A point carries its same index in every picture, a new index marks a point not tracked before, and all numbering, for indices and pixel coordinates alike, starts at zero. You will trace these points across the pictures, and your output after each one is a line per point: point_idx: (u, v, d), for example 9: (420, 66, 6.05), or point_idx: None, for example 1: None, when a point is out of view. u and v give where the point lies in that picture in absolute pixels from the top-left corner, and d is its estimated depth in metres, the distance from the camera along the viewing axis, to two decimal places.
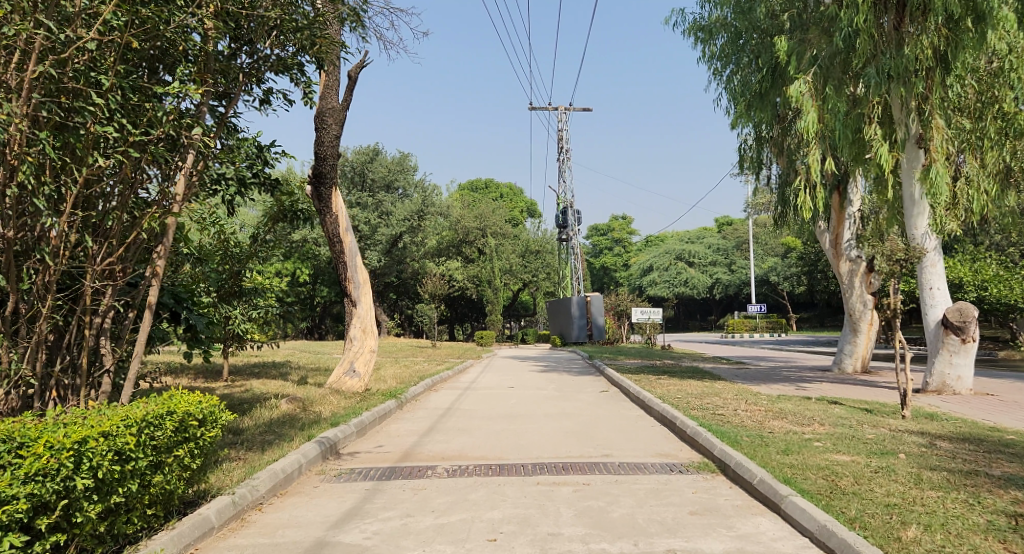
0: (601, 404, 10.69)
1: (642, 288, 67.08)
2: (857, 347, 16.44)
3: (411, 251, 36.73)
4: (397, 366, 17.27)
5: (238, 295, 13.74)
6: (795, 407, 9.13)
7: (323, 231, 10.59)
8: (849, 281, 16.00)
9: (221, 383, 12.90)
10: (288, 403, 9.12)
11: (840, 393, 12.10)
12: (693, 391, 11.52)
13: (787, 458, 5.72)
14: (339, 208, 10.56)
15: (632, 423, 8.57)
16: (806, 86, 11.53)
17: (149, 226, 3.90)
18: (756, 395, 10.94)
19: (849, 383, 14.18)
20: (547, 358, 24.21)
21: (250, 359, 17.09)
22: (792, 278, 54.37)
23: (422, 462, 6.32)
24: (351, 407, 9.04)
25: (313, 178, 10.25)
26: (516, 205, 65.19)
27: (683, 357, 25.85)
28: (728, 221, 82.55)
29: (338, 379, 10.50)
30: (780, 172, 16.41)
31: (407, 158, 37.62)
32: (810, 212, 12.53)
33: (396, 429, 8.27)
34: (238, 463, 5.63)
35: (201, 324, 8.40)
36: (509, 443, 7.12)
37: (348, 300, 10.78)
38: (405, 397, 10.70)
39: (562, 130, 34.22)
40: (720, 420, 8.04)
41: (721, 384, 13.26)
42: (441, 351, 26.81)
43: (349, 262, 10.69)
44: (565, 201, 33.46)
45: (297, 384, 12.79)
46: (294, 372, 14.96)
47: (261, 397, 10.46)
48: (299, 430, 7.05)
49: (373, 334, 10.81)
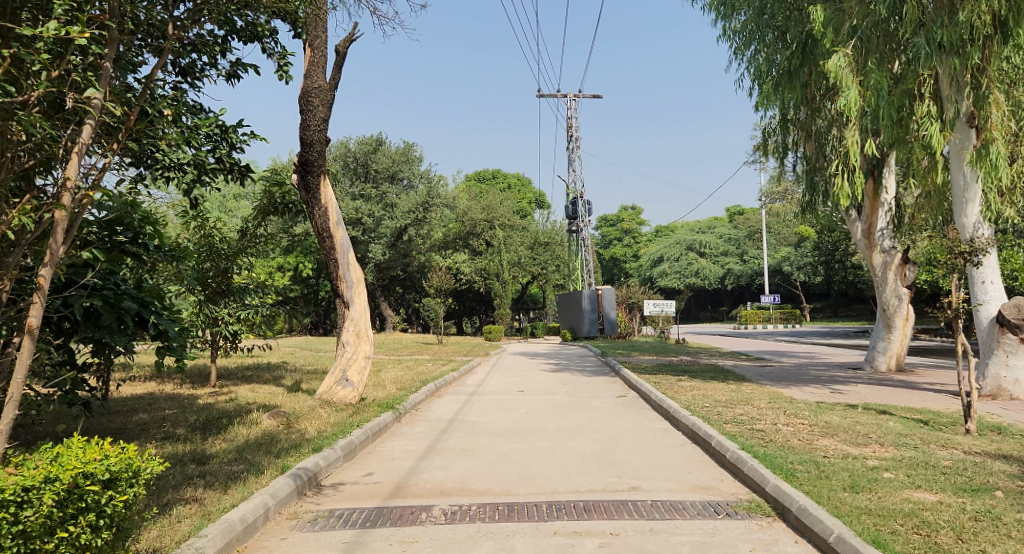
0: (621, 415, 9.66)
1: (652, 280, 65.96)
2: (891, 344, 15.33)
3: (417, 244, 35.83)
4: (400, 368, 16.30)
5: (226, 295, 12.76)
6: (843, 420, 8.06)
7: (311, 225, 9.56)
8: (882, 274, 14.92)
9: (208, 389, 11.95)
10: (270, 418, 8.12)
11: (882, 398, 10.98)
12: (722, 398, 10.43)
13: (860, 500, 4.65)
14: (329, 199, 9.51)
15: (657, 442, 7.55)
16: (846, 60, 10.35)
17: (20, 221, 2.90)
18: (792, 402, 9.88)
19: (887, 385, 13.07)
20: (558, 356, 23.16)
21: (245, 361, 16.19)
22: (807, 267, 53.11)
23: (416, 500, 5.33)
24: (341, 423, 8.04)
25: (299, 165, 9.24)
26: (524, 195, 64.39)
27: (700, 352, 24.77)
28: (740, 211, 81.34)
29: (329, 388, 9.48)
30: (808, 157, 15.29)
31: (412, 148, 36.63)
32: (847, 200, 11.39)
33: (391, 451, 7.25)
34: (192, 510, 4.64)
35: (173, 331, 7.51)
36: (519, 472, 6.12)
37: (340, 301, 9.75)
38: (405, 408, 9.74)
39: (571, 118, 33.18)
40: (761, 439, 6.97)
41: (748, 388, 12.21)
42: (448, 348, 25.83)
43: (340, 259, 9.66)
44: (574, 191, 32.40)
45: (290, 391, 11.84)
46: (289, 375, 14.02)
47: (245, 409, 9.49)
48: (275, 457, 6.07)
49: (368, 339, 9.76)
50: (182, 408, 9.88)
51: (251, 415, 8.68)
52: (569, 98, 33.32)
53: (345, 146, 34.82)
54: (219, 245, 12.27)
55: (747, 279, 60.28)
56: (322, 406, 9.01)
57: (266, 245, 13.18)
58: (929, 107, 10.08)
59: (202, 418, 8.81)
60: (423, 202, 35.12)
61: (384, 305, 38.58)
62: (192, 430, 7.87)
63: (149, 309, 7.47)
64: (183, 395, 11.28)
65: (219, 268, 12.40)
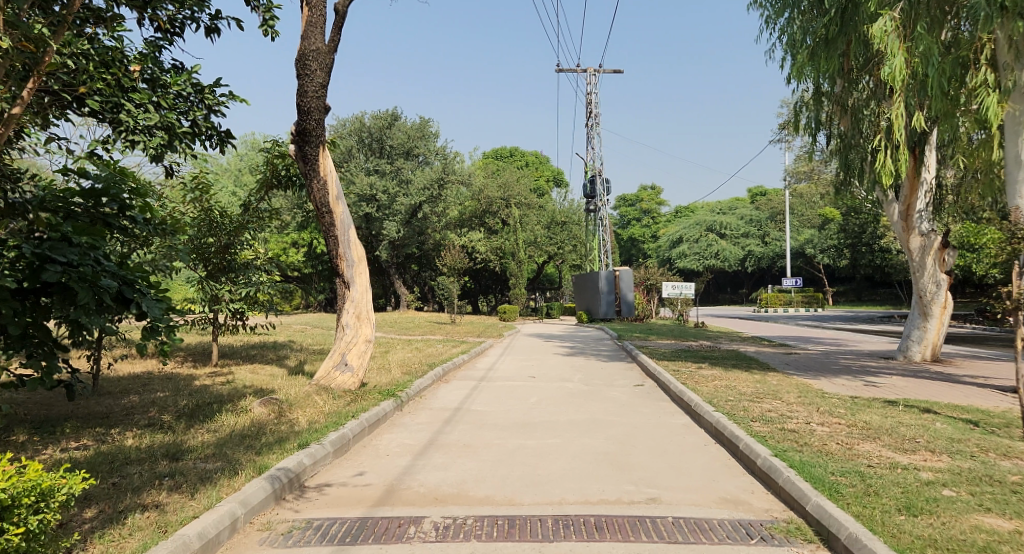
0: (640, 407, 8.99)
1: (671, 261, 64.94)
2: (927, 333, 14.56)
3: (433, 222, 35.33)
4: (410, 349, 15.75)
5: (228, 271, 12.17)
6: (884, 420, 7.34)
7: (309, 199, 8.93)
8: (920, 259, 14.15)
9: (207, 369, 11.42)
10: (262, 406, 7.51)
11: (921, 392, 10.26)
12: (748, 391, 9.72)
13: (920, 527, 3.96)
14: (328, 171, 8.87)
15: (677, 441, 6.90)
16: (892, 23, 9.51)
17: None
18: (825, 397, 9.16)
19: (924, 377, 12.26)
20: (573, 338, 22.50)
21: (250, 339, 15.71)
22: (830, 250, 51.86)
23: (407, 509, 4.73)
24: (336, 413, 7.44)
25: (296, 135, 8.59)
26: (542, 173, 63.43)
27: (720, 336, 24.00)
28: (762, 191, 79.96)
29: (327, 373, 8.91)
30: (843, 133, 14.41)
31: (427, 124, 35.81)
32: (891, 178, 10.49)
33: (387, 447, 6.64)
34: (148, 520, 4.04)
35: (158, 315, 6.69)
36: (524, 477, 5.52)
37: (340, 281, 9.13)
38: (408, 395, 9.15)
39: (591, 93, 32.24)
40: (795, 442, 6.28)
41: (775, 378, 11.51)
42: (461, 328, 25.25)
43: (341, 236, 9.04)
44: (593, 169, 31.57)
45: (291, 373, 11.28)
46: (294, 356, 13.47)
47: (241, 393, 8.90)
48: (255, 453, 5.47)
49: (369, 322, 9.15)
50: (176, 389, 9.33)
51: (244, 400, 8.10)
52: (589, 73, 32.35)
53: (360, 121, 34.16)
54: (218, 219, 11.67)
55: (768, 261, 59.12)
56: (319, 393, 8.41)
57: (270, 221, 12.57)
58: (987, 75, 9.29)
59: (194, 401, 8.25)
60: (439, 179, 34.48)
61: (399, 283, 38.07)
62: (177, 416, 7.29)
63: (133, 289, 6.73)
64: (180, 375, 10.75)
65: (221, 243, 11.81)
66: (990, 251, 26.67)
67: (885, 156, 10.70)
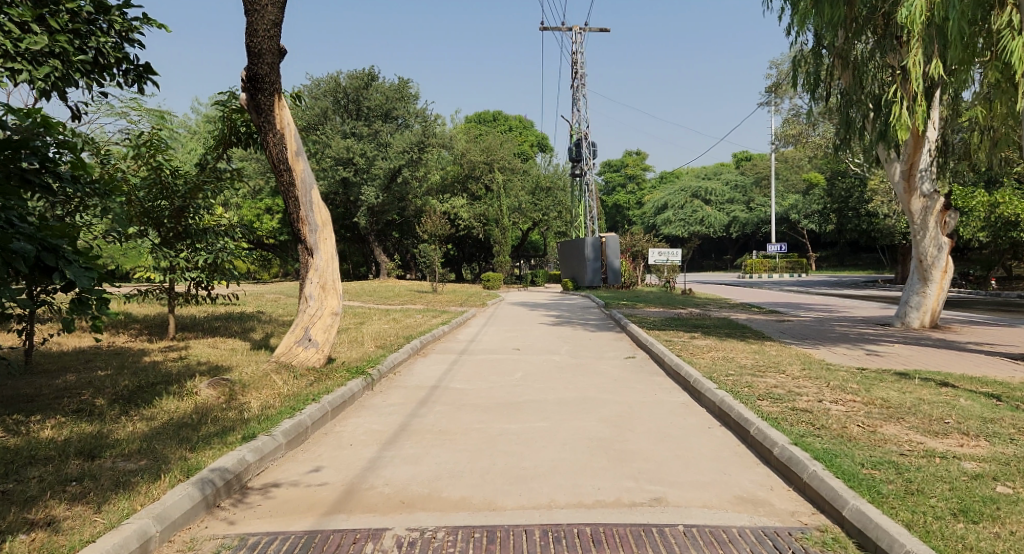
0: (633, 384, 8.24)
1: (654, 227, 64.28)
2: (926, 299, 13.98)
3: (413, 187, 34.27)
4: (387, 320, 14.91)
5: (184, 238, 11.19)
6: (902, 396, 6.67)
7: (265, 156, 8.00)
8: (922, 221, 13.60)
9: (163, 344, 10.53)
10: (210, 388, 6.65)
11: (929, 362, 9.65)
12: (748, 364, 9.02)
13: (989, 542, 3.25)
14: (285, 123, 7.91)
15: (677, 424, 6.19)
16: None
17: None
18: (831, 369, 8.50)
19: (928, 345, 11.64)
20: (559, 307, 21.73)
21: (215, 309, 14.77)
22: (815, 215, 51.37)
23: (364, 518, 3.96)
24: (296, 395, 6.60)
25: (247, 83, 7.62)
26: (526, 138, 62.04)
27: (708, 303, 23.39)
28: (746, 156, 79.36)
29: (289, 349, 8.03)
30: (844, 90, 13.70)
31: (406, 85, 34.42)
32: (905, 131, 9.73)
33: (351, 436, 5.86)
34: (31, 545, 3.22)
35: (88, 286, 5.69)
36: (508, 472, 4.78)
37: (302, 247, 8.24)
38: (379, 371, 8.36)
39: (576, 52, 31.09)
40: (811, 425, 5.57)
41: (773, 348, 10.87)
42: (442, 297, 24.46)
43: (302, 197, 8.12)
44: (578, 132, 30.57)
45: (255, 348, 10.42)
46: (261, 329, 12.59)
47: (193, 371, 8.04)
48: (190, 449, 4.64)
49: (336, 293, 8.28)
50: (121, 366, 8.45)
51: (194, 380, 7.25)
52: (575, 31, 31.14)
53: (336, 81, 32.70)
54: (171, 179, 10.63)
55: (753, 227, 58.81)
56: (279, 372, 7.56)
57: (231, 182, 11.58)
58: (1012, 14, 8.51)
59: (138, 380, 7.39)
60: (419, 142, 33.31)
61: (379, 251, 37.07)
62: (113, 400, 6.38)
63: (56, 254, 5.69)
64: (131, 350, 9.85)
65: (175, 207, 10.81)
66: (979, 215, 26.14)
67: (900, 108, 9.87)
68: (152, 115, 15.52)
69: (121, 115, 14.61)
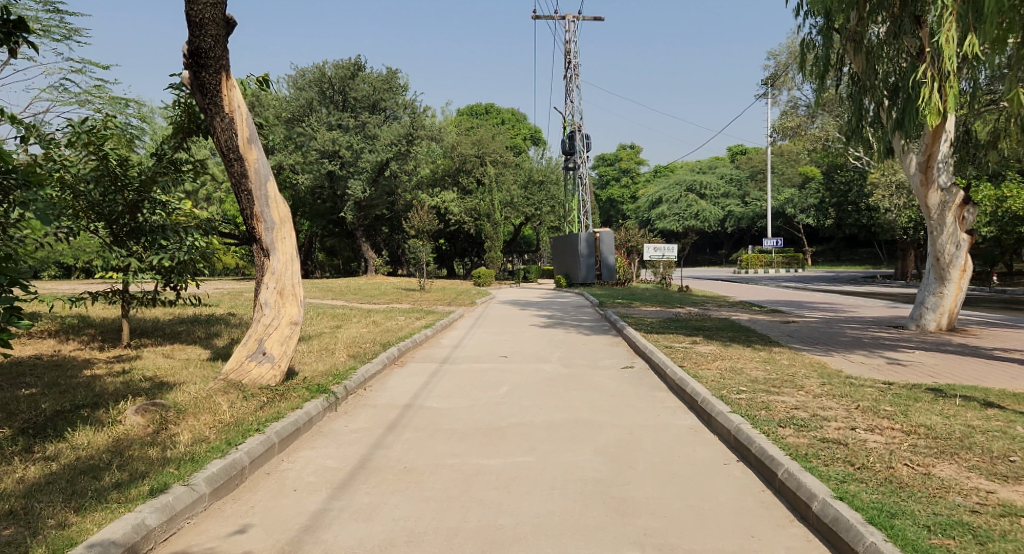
0: (634, 402, 7.28)
1: (649, 222, 63.40)
2: (943, 300, 13.09)
3: (401, 180, 33.25)
4: (368, 323, 13.94)
5: (139, 235, 10.10)
6: (947, 422, 5.75)
7: (213, 143, 6.99)
8: (939, 217, 12.75)
9: (112, 352, 9.54)
10: (138, 415, 5.66)
11: (958, 372, 8.77)
12: (760, 377, 8.07)
13: None
14: (235, 105, 6.90)
15: (687, 458, 5.26)
16: None
17: None
18: (854, 384, 7.58)
19: (950, 351, 10.69)
20: (551, 306, 20.73)
21: (181, 311, 13.76)
22: (812, 210, 50.53)
23: None
24: (238, 423, 5.61)
25: (189, 58, 6.60)
26: (519, 131, 61.02)
27: (707, 301, 22.43)
28: (742, 150, 78.51)
29: (239, 365, 7.02)
30: (856, 75, 12.86)
31: (395, 75, 33.32)
32: (937, 116, 8.86)
33: (297, 477, 4.88)
34: None
35: None
36: (481, 535, 3.82)
37: (257, 248, 7.24)
38: (345, 388, 7.37)
39: (570, 42, 30.11)
40: (850, 465, 4.65)
41: (783, 356, 9.97)
42: (430, 295, 23.42)
43: (257, 191, 7.12)
44: (572, 124, 29.63)
45: (212, 357, 9.39)
46: (227, 334, 11.55)
47: (131, 388, 7.04)
48: (75, 511, 3.66)
49: (295, 299, 7.29)
50: (52, 381, 7.45)
51: (124, 401, 6.24)
52: (568, 20, 30.14)
53: (321, 70, 31.54)
54: (121, 171, 9.60)
55: (748, 221, 58.03)
56: (225, 392, 6.58)
57: (195, 174, 10.51)
58: None
59: (62, 401, 6.37)
60: (407, 134, 32.24)
61: (367, 246, 35.98)
62: (20, 430, 5.39)
63: None
64: (73, 360, 8.83)
65: (128, 201, 9.75)
66: (985, 210, 25.28)
67: (929, 91, 9.02)
68: (113, 103, 14.38)
69: (80, 102, 13.52)
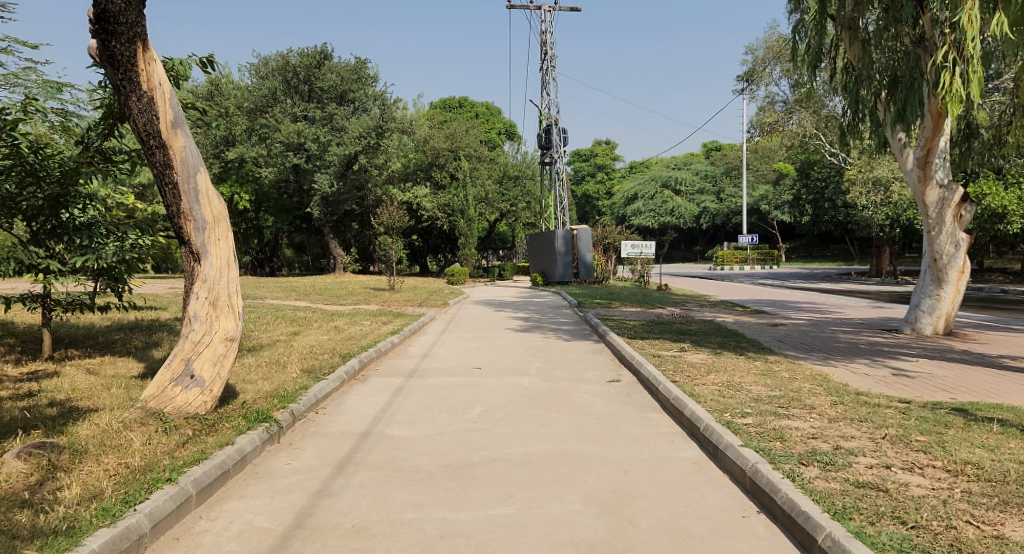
0: (624, 427, 6.34)
1: (625, 218, 62.76)
2: (940, 302, 12.35)
3: (371, 175, 32.07)
4: (329, 328, 12.83)
5: (60, 234, 8.84)
6: (994, 459, 4.88)
7: (131, 128, 5.89)
8: (938, 215, 12.03)
9: (27, 368, 8.34)
10: (21, 461, 4.55)
11: (973, 386, 8.00)
12: (764, 395, 7.17)
13: None
14: (155, 82, 5.81)
15: (695, 509, 4.34)
16: None
17: None
18: (870, 405, 6.72)
19: (956, 359, 9.97)
20: (527, 307, 19.74)
21: (121, 317, 12.49)
22: (787, 207, 50.33)
23: None
24: (146, 469, 4.55)
25: (95, 24, 5.50)
26: (493, 126, 59.82)
27: (688, 301, 21.64)
28: (717, 146, 78.34)
29: (162, 391, 5.95)
30: (851, 64, 12.08)
31: (363, 65, 31.99)
32: (958, 102, 8.15)
33: (212, 547, 3.85)
34: None
35: None
36: None
37: (187, 252, 6.16)
38: (291, 414, 6.34)
39: (545, 33, 29.18)
40: (901, 523, 3.77)
41: (781, 368, 9.10)
42: (400, 295, 22.29)
43: (184, 185, 6.03)
44: (547, 117, 28.72)
45: (144, 372, 8.24)
46: (168, 343, 10.36)
47: (31, 417, 5.90)
48: None
49: (231, 312, 6.22)
50: None
51: (13, 438, 5.11)
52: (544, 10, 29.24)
53: (285, 59, 30.17)
54: (38, 161, 8.29)
55: (723, 218, 57.70)
56: (143, 425, 5.52)
57: (132, 165, 9.28)
58: None
59: None
60: (376, 126, 31.08)
61: (335, 243, 34.68)
62: None
63: None
64: None
65: (48, 195, 8.49)
66: None
67: (951, 78, 8.34)
68: (46, 87, 13.07)
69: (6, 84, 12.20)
